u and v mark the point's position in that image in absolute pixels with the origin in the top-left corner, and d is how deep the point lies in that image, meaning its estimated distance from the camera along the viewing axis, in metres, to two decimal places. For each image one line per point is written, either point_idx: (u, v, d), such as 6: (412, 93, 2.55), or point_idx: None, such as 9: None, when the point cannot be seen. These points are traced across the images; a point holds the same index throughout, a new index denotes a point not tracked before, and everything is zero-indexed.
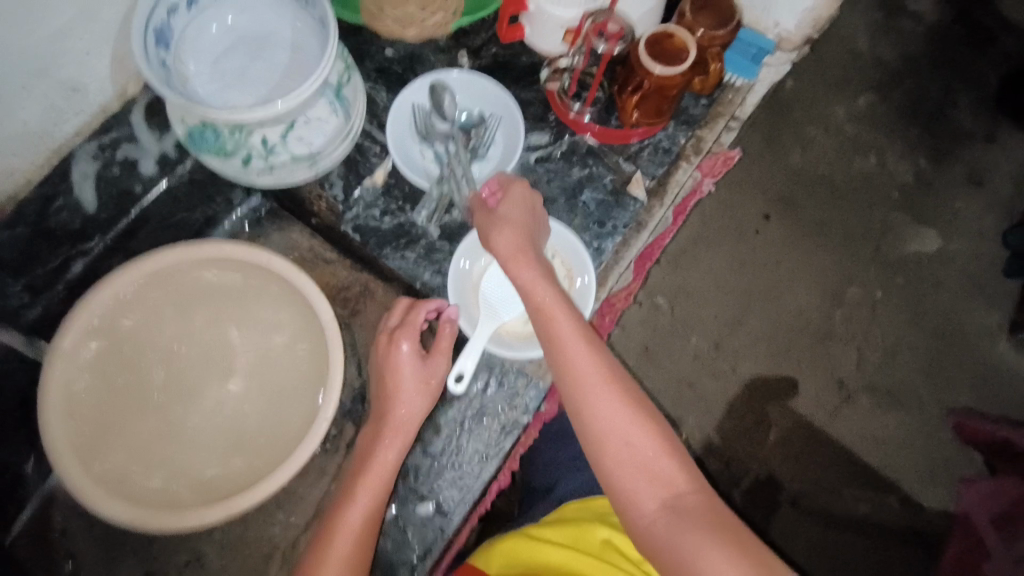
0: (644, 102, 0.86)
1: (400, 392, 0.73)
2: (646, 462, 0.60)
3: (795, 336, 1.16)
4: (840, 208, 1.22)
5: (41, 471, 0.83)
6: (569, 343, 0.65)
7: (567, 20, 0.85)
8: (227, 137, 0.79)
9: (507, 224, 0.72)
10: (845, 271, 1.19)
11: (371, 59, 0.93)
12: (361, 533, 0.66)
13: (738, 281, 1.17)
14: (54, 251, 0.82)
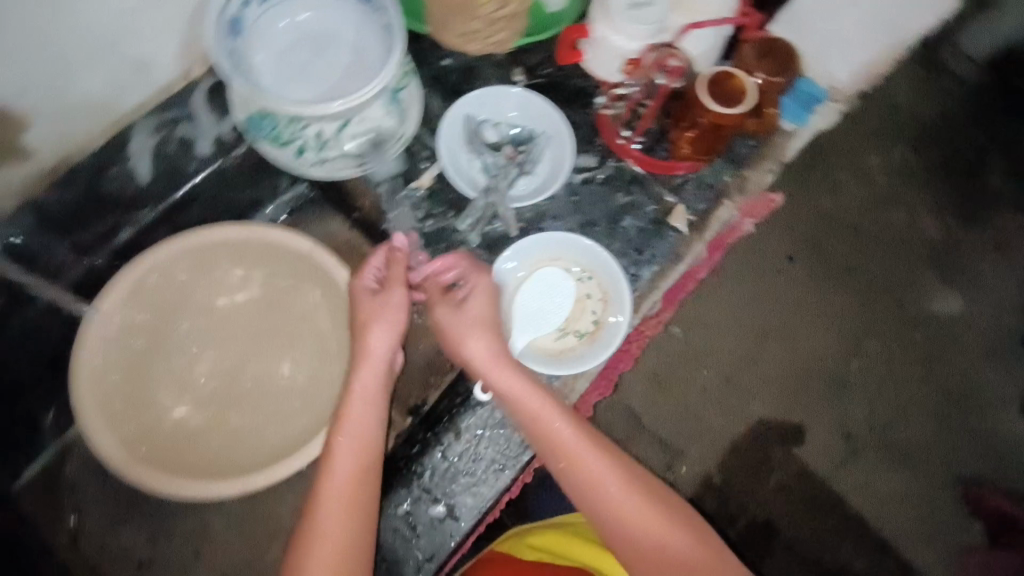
0: (699, 138, 0.87)
1: (370, 331, 0.74)
2: (685, 563, 0.63)
3: (807, 381, 1.12)
4: (866, 257, 1.17)
5: (58, 426, 0.86)
6: (585, 463, 0.69)
7: (628, 51, 0.86)
8: (282, 126, 0.80)
9: (472, 330, 0.76)
10: (865, 321, 1.15)
11: (428, 65, 0.93)
12: (355, 464, 0.69)
13: (754, 319, 1.13)
14: (103, 218, 0.83)
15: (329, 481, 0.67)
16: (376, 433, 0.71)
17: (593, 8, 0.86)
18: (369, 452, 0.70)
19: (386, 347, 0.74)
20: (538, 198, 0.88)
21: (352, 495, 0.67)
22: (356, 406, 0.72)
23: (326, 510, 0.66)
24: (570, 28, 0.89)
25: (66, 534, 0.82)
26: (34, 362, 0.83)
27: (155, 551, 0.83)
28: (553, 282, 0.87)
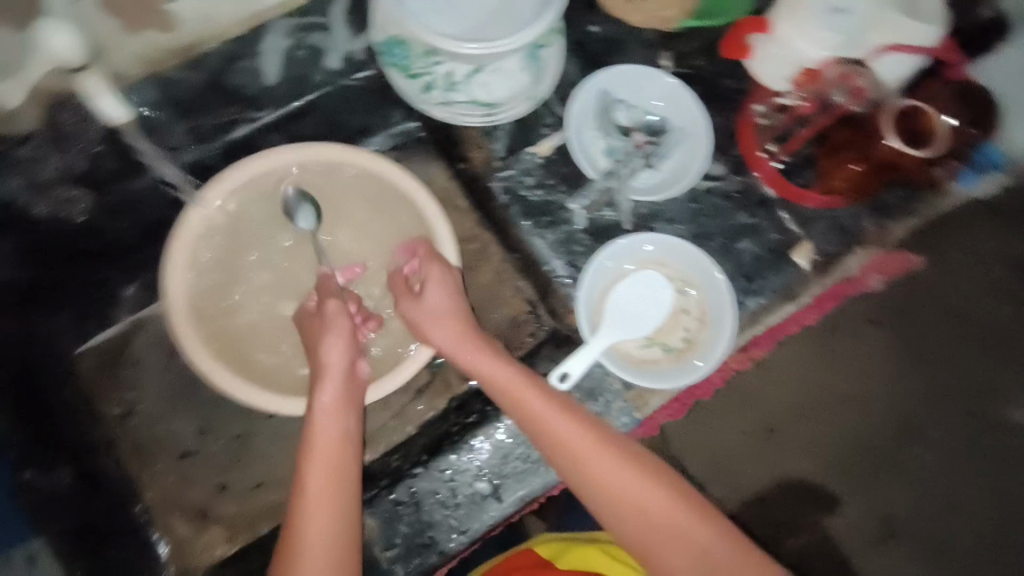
0: (856, 175, 0.79)
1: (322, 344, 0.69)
2: (662, 522, 0.59)
3: (853, 460, 0.88)
4: (964, 340, 0.88)
5: (136, 299, 0.85)
6: (549, 419, 0.64)
7: (807, 57, 0.77)
8: (417, 60, 0.77)
9: (436, 319, 0.71)
10: (937, 412, 0.88)
11: (573, 27, 0.85)
12: (331, 484, 0.61)
13: (808, 378, 0.88)
14: (224, 108, 0.82)
15: (306, 504, 0.60)
16: (353, 444, 0.66)
17: (782, 1, 0.77)
18: (348, 467, 0.63)
19: (347, 359, 0.69)
20: (660, 197, 0.81)
21: (333, 505, 0.61)
22: (325, 417, 0.65)
23: (305, 537, 0.58)
24: (749, 20, 0.81)
25: (118, 409, 0.83)
26: (124, 238, 0.82)
27: (201, 445, 0.84)
28: (653, 289, 0.80)
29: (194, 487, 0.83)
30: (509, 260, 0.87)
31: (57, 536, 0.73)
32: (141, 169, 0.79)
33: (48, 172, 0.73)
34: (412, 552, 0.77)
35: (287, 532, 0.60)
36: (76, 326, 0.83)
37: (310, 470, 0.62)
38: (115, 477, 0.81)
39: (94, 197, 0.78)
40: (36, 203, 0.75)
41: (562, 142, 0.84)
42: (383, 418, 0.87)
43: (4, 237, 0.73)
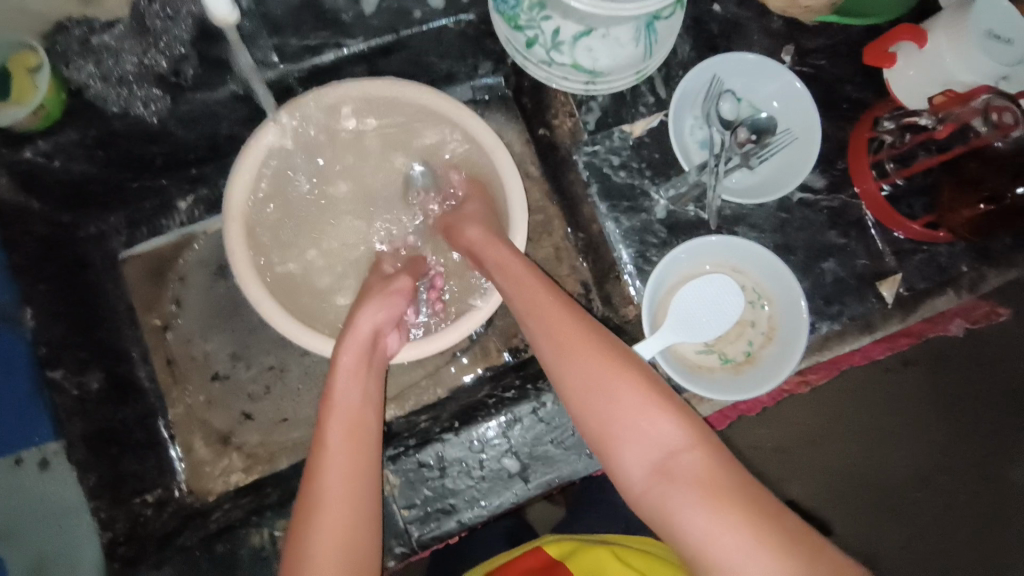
0: (981, 218, 0.69)
1: (358, 310, 0.65)
2: (633, 421, 0.57)
3: (860, 490, 1.12)
4: (978, 404, 1.13)
5: (189, 215, 0.85)
6: (541, 308, 0.64)
7: (957, 79, 0.72)
8: (525, 10, 0.74)
9: (470, 218, 0.72)
10: (948, 461, 1.12)
11: (694, 3, 0.80)
12: (349, 452, 0.57)
13: (840, 409, 1.13)
14: (315, 30, 0.75)
15: (322, 471, 0.56)
16: (373, 413, 0.61)
17: (942, 14, 0.71)
18: (366, 435, 0.59)
19: (374, 326, 0.64)
20: (752, 200, 0.75)
21: (353, 485, 0.55)
22: (342, 380, 0.61)
23: (320, 506, 0.54)
24: (905, 25, 0.72)
25: (159, 319, 0.82)
26: (192, 149, 0.80)
27: (232, 369, 0.82)
28: (726, 294, 0.75)
29: (220, 411, 0.82)
30: (571, 238, 0.91)
31: (76, 443, 0.68)
32: (222, 80, 0.74)
33: (127, 66, 0.67)
34: (426, 519, 0.71)
35: (302, 503, 0.55)
36: (126, 228, 0.81)
37: (326, 437, 0.58)
38: (151, 387, 0.79)
39: (169, 101, 0.72)
40: (111, 99, 0.68)
41: (658, 123, 0.80)
42: (417, 376, 0.85)
43: (70, 123, 0.68)
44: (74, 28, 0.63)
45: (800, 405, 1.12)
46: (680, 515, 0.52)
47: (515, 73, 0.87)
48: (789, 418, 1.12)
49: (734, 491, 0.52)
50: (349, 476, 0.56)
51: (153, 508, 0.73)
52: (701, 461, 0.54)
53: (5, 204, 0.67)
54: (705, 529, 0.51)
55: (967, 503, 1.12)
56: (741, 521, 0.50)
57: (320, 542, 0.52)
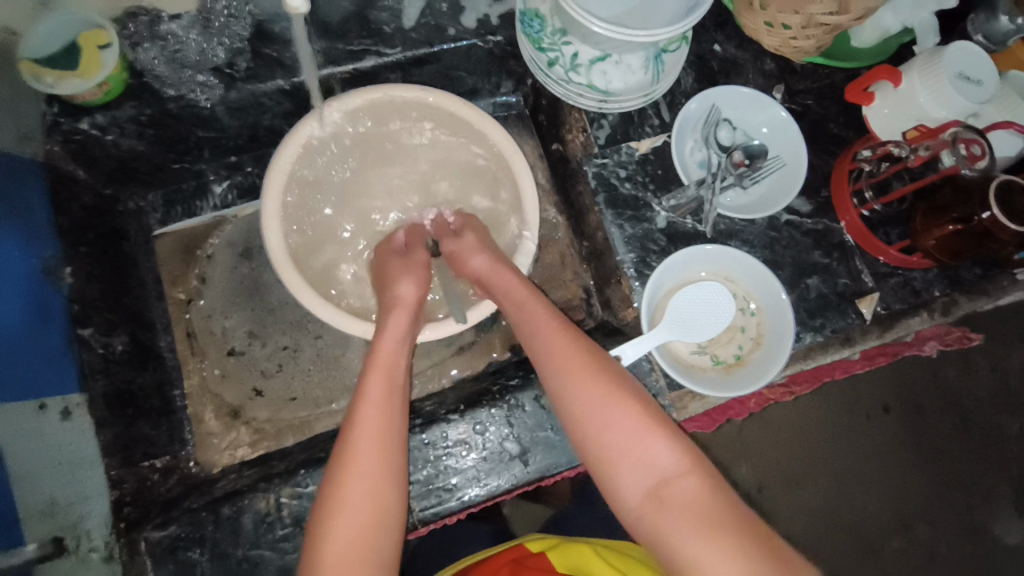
0: (949, 237, 0.76)
1: (399, 276, 0.74)
2: (631, 444, 0.58)
3: (842, 534, 1.21)
4: (950, 446, 1.26)
5: (223, 198, 0.91)
6: (540, 331, 0.67)
7: (929, 116, 0.80)
8: (548, 35, 0.83)
9: (476, 249, 0.75)
10: (925, 506, 1.24)
11: (697, 42, 0.89)
12: (384, 405, 0.64)
13: (821, 448, 1.22)
14: (359, 37, 0.83)
15: (361, 420, 0.63)
16: (406, 375, 0.68)
17: (919, 59, 0.80)
18: (398, 392, 0.65)
19: (414, 293, 0.73)
20: (746, 216, 0.83)
21: (384, 437, 0.62)
22: (385, 341, 0.68)
23: (357, 450, 0.61)
24: (883, 67, 0.81)
25: (184, 294, 0.87)
26: (231, 138, 0.87)
27: (248, 347, 0.87)
28: (720, 299, 0.80)
29: (232, 386, 0.85)
30: (576, 247, 0.97)
31: (97, 398, 0.70)
32: (269, 74, 0.80)
33: (190, 52, 0.75)
34: (427, 495, 0.74)
35: (340, 446, 0.62)
36: (162, 207, 0.89)
37: (365, 391, 0.64)
38: (170, 357, 0.83)
39: (221, 90, 0.79)
40: (169, 81, 0.76)
41: (662, 143, 0.87)
42: (423, 364, 0.89)
43: (129, 100, 0.75)
44: (144, 15, 0.72)
45: (783, 446, 1.22)
46: (670, 540, 0.54)
47: (534, 93, 0.96)
48: (768, 459, 1.21)
49: (725, 520, 0.53)
50: (382, 427, 0.62)
51: (160, 474, 0.75)
52: (695, 490, 0.55)
53: (60, 170, 0.74)
54: (698, 556, 0.52)
55: (941, 546, 1.24)
56: (732, 552, 0.51)
57: (356, 481, 0.59)
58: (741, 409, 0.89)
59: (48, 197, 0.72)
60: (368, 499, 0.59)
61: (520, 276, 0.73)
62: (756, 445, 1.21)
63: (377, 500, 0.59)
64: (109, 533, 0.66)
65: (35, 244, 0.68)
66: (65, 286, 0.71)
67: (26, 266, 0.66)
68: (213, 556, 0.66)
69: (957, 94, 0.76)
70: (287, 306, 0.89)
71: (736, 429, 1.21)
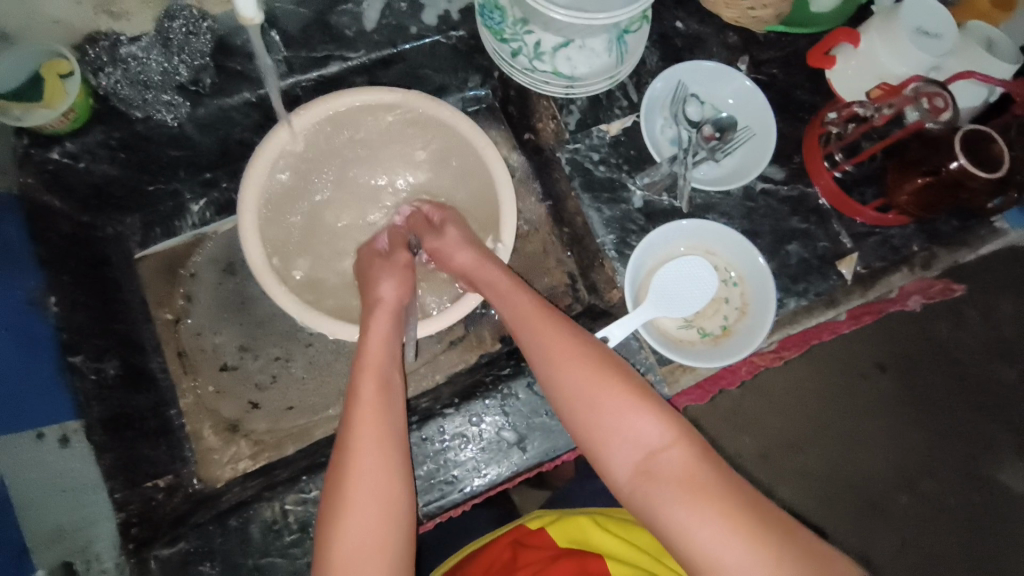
0: (920, 191, 0.77)
1: (379, 281, 0.75)
2: (619, 421, 0.59)
3: (847, 496, 1.23)
4: (949, 401, 1.27)
5: (202, 216, 0.90)
6: (525, 320, 0.68)
7: (890, 74, 0.81)
8: (509, 25, 0.84)
9: (459, 244, 0.76)
10: (929, 462, 1.25)
11: (659, 20, 0.89)
12: (378, 407, 0.65)
13: (821, 413, 1.23)
14: (321, 43, 0.84)
15: (357, 424, 0.63)
16: (397, 375, 0.69)
17: (876, 18, 0.81)
18: (391, 393, 0.66)
19: (397, 296, 0.74)
20: (720, 188, 0.84)
21: (383, 439, 0.63)
22: (372, 344, 0.69)
23: (356, 454, 0.61)
24: (842, 29, 0.82)
25: (171, 314, 0.87)
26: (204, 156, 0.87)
27: (241, 361, 0.87)
28: (702, 272, 0.81)
29: (229, 400, 0.86)
30: (558, 234, 0.97)
31: (94, 424, 0.70)
32: (237, 88, 0.81)
33: (153, 72, 0.76)
34: (430, 490, 0.75)
35: (339, 452, 0.62)
36: (142, 230, 0.87)
37: (357, 395, 0.65)
38: (163, 378, 0.83)
39: (188, 107, 0.80)
40: (135, 103, 0.77)
41: (632, 124, 0.88)
42: (415, 363, 0.90)
43: (98, 125, 0.76)
44: (103, 39, 0.73)
45: (782, 414, 1.23)
46: (660, 512, 0.55)
47: (503, 84, 0.94)
48: (769, 430, 1.23)
49: (713, 485, 0.54)
50: (380, 428, 0.63)
51: (164, 493, 0.75)
52: (682, 459, 0.56)
53: (36, 202, 0.74)
54: (690, 523, 0.53)
55: (947, 498, 1.26)
56: (720, 514, 0.52)
57: (360, 484, 0.60)
58: (735, 380, 0.89)
59: (25, 228, 0.72)
60: (376, 500, 0.59)
61: (504, 268, 0.74)
62: (755, 416, 1.23)
63: (384, 500, 0.60)
64: (119, 554, 0.67)
65: (19, 277, 0.69)
66: (52, 315, 0.72)
67: (10, 301, 0.67)
68: (224, 568, 0.68)
69: (916, 49, 0.78)
70: (276, 317, 0.89)
71: (735, 402, 1.23)
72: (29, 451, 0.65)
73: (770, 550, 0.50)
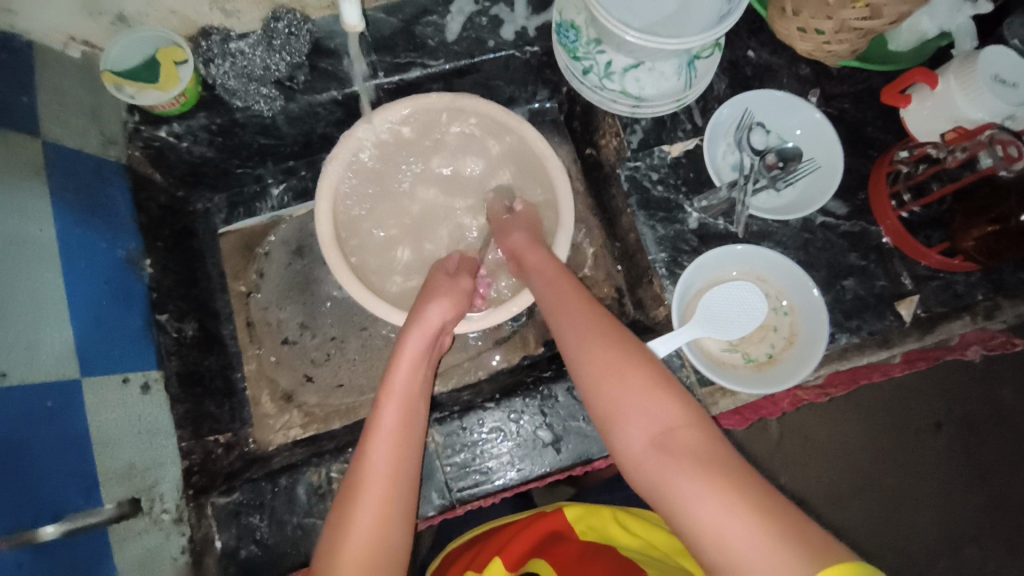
0: (989, 236, 0.76)
1: (430, 301, 0.72)
2: (638, 403, 0.58)
3: (887, 554, 1.17)
4: (1006, 465, 1.21)
5: (280, 200, 1.00)
6: (563, 301, 0.70)
7: (966, 117, 0.80)
8: (583, 44, 0.87)
9: (518, 228, 0.81)
10: (977, 530, 1.19)
11: (731, 48, 0.91)
12: (397, 438, 0.61)
13: (864, 462, 1.19)
14: (406, 51, 0.90)
15: (371, 449, 0.60)
16: (422, 409, 0.65)
17: (953, 62, 0.80)
18: (416, 404, 0.65)
19: (442, 320, 0.71)
20: (778, 217, 0.84)
21: (394, 474, 0.59)
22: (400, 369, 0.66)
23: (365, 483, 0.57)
24: (919, 69, 0.81)
25: (244, 287, 0.95)
26: (289, 145, 0.95)
27: (300, 337, 0.94)
28: (752, 296, 0.81)
29: (286, 371, 0.92)
30: (609, 248, 1.01)
31: (171, 377, 0.78)
32: (325, 86, 0.87)
33: (256, 67, 0.84)
34: (463, 479, 0.77)
35: (349, 475, 0.59)
36: (227, 209, 0.98)
37: (377, 417, 0.62)
38: (231, 345, 0.91)
39: (282, 101, 0.86)
40: (238, 93, 0.84)
41: (694, 146, 0.89)
42: (460, 358, 0.93)
43: (202, 110, 0.83)
44: (216, 33, 0.82)
45: (824, 460, 1.19)
46: (668, 485, 0.53)
47: (569, 100, 1.00)
48: (809, 473, 1.19)
49: (725, 464, 0.52)
50: (395, 462, 0.59)
51: (223, 448, 0.82)
52: (697, 438, 0.55)
53: (139, 173, 0.84)
54: (695, 496, 0.50)
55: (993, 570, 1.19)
56: (728, 489, 0.50)
57: (361, 515, 0.55)
58: (777, 410, 0.89)
59: (131, 196, 0.82)
60: (376, 530, 0.55)
61: (549, 254, 0.77)
62: (794, 458, 1.19)
63: (384, 534, 0.55)
64: (180, 497, 0.73)
65: (122, 236, 0.78)
66: (145, 275, 0.80)
67: (113, 256, 0.75)
68: (271, 522, 0.73)
69: (992, 96, 0.77)
70: (335, 299, 0.95)
71: (773, 441, 1.20)
72: (114, 391, 0.69)
73: (777, 535, 0.46)
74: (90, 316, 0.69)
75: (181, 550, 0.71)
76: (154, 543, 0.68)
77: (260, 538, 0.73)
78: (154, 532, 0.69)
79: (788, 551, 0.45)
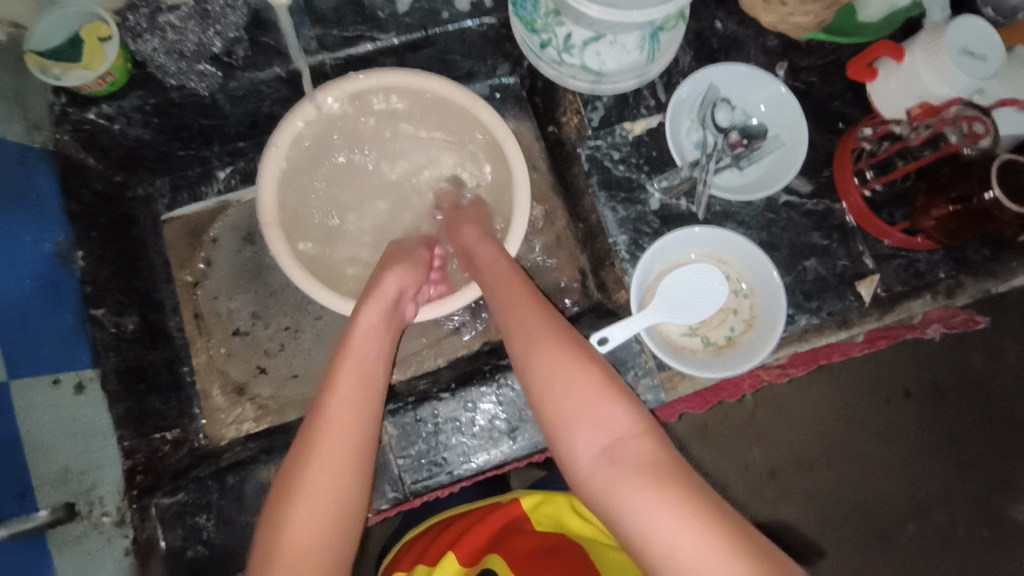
0: (951, 216, 0.75)
1: (386, 271, 0.73)
2: (586, 409, 0.56)
3: (854, 520, 1.20)
4: (972, 433, 1.23)
5: (228, 184, 0.95)
6: (512, 298, 0.68)
7: (932, 94, 0.77)
8: (541, 15, 0.82)
9: (471, 220, 0.79)
10: (947, 497, 1.21)
11: (697, 19, 0.87)
12: (352, 421, 0.58)
13: (831, 432, 1.20)
14: (354, 23, 0.84)
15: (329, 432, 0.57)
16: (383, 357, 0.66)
17: (922, 33, 0.77)
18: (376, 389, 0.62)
19: (399, 288, 0.71)
20: (741, 197, 0.82)
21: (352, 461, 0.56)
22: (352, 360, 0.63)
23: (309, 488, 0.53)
24: (883, 42, 0.79)
25: (191, 277, 0.92)
26: (234, 125, 0.90)
27: (254, 328, 0.91)
28: (713, 281, 0.79)
29: (237, 363, 0.90)
30: (573, 228, 0.98)
31: (109, 374, 0.75)
32: (268, 62, 0.81)
33: (189, 42, 0.77)
34: (418, 470, 0.76)
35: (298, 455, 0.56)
36: (171, 193, 0.93)
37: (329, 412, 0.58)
38: (179, 337, 0.88)
39: (220, 78, 0.80)
40: (170, 70, 0.78)
41: (656, 124, 0.87)
42: (418, 345, 0.91)
43: (135, 89, 0.77)
44: (145, 8, 0.76)
45: (794, 431, 1.20)
46: (618, 497, 0.51)
47: (530, 75, 0.96)
48: (780, 446, 1.20)
49: (674, 473, 0.51)
50: (345, 472, 0.55)
51: (171, 445, 0.80)
52: (648, 449, 0.53)
53: (70, 159, 0.78)
54: (644, 503, 0.49)
55: (960, 533, 1.21)
56: (673, 499, 0.49)
57: (320, 472, 0.54)
58: (737, 392, 0.89)
59: (59, 185, 0.76)
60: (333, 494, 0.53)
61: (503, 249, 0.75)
62: (765, 431, 1.20)
63: (342, 495, 0.54)
64: (122, 498, 0.71)
65: (48, 228, 0.73)
66: (78, 269, 0.75)
67: (39, 251, 0.71)
68: (217, 523, 0.73)
69: (960, 70, 0.73)
70: (289, 289, 0.93)
71: (746, 416, 1.20)
72: (44, 393, 0.66)
73: (731, 549, 0.45)
74: (15, 316, 0.65)
75: (125, 552, 0.69)
76: (94, 547, 0.67)
77: (207, 539, 0.72)
78: (94, 537, 0.67)
79: (734, 561, 0.44)
